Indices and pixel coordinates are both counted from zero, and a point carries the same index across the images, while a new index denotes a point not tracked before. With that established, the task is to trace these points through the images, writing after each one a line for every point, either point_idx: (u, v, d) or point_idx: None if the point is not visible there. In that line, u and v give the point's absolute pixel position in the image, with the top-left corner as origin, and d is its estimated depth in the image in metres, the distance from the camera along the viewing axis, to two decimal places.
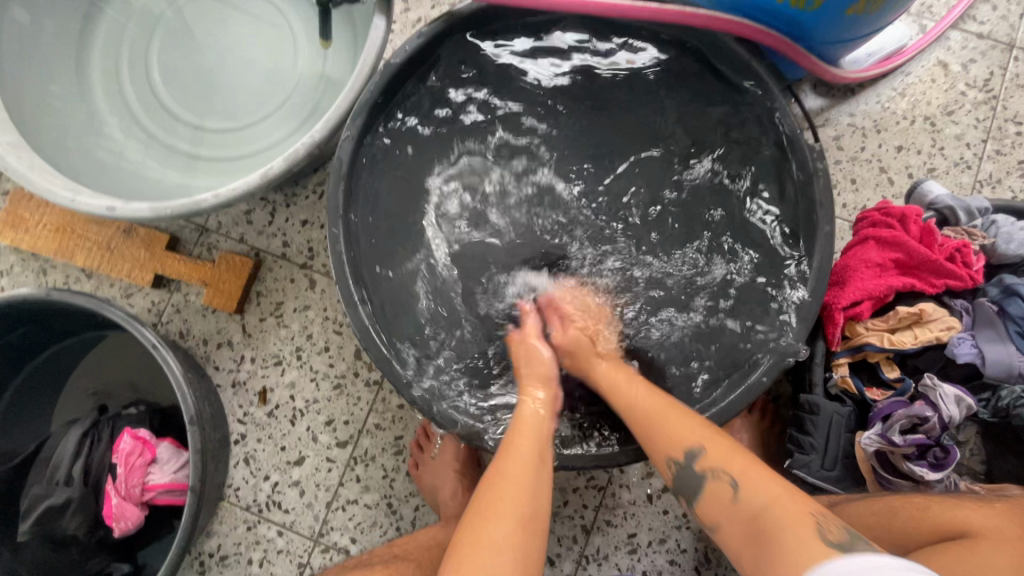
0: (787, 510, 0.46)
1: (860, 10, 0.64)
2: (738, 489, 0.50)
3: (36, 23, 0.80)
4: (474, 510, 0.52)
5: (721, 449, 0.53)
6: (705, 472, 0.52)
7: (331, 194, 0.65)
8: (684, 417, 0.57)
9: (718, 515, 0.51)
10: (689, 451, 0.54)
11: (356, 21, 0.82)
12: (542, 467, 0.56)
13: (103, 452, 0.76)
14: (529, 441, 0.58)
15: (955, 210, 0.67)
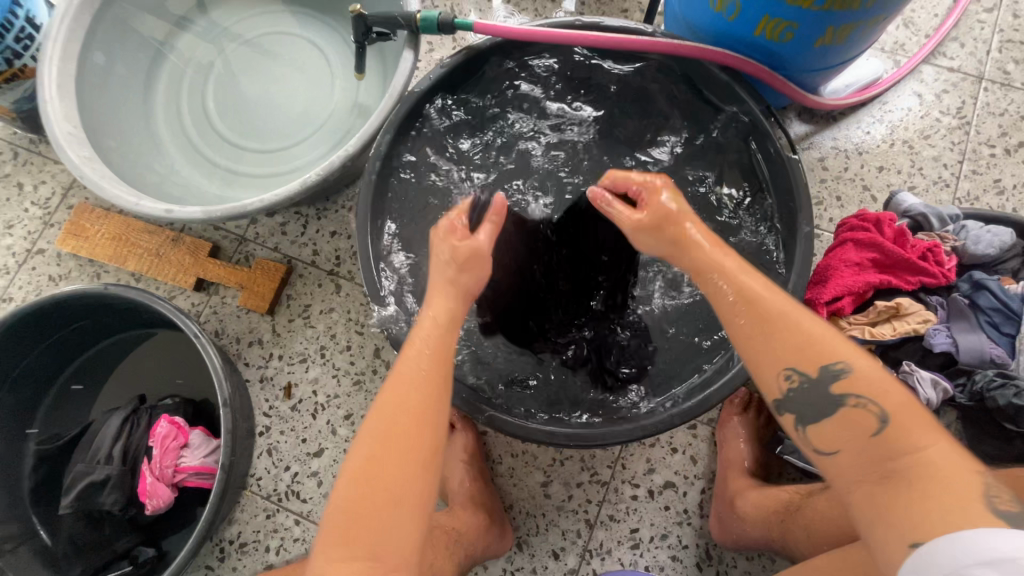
0: (957, 471, 0.42)
1: (829, 42, 0.73)
2: (887, 422, 0.45)
3: (111, 62, 0.94)
4: (355, 475, 0.48)
5: (870, 373, 0.46)
6: (843, 397, 0.46)
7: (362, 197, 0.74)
8: (830, 338, 0.48)
9: (841, 441, 0.46)
10: (830, 368, 0.47)
11: (386, 57, 0.93)
12: (437, 402, 0.51)
13: (140, 435, 0.82)
14: (418, 373, 0.52)
15: (927, 217, 0.73)
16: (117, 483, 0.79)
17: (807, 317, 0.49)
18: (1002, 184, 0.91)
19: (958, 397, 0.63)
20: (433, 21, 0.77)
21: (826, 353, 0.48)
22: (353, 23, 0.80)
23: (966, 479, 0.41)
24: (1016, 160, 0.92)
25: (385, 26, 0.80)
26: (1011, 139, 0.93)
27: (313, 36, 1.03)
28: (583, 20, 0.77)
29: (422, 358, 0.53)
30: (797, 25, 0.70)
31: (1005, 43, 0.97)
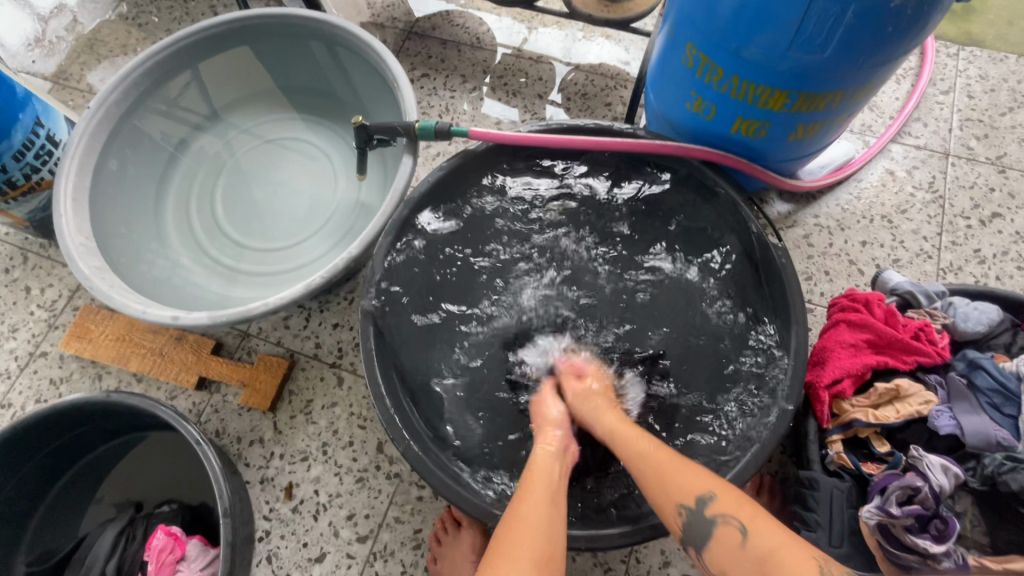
0: (798, 553, 0.45)
1: (801, 136, 0.78)
2: (747, 533, 0.48)
3: (123, 170, 0.98)
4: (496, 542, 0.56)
5: (729, 495, 0.52)
6: (715, 518, 0.51)
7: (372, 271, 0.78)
8: (677, 465, 0.57)
9: (723, 564, 0.49)
10: (698, 497, 0.52)
11: (387, 160, 0.98)
12: (557, 495, 0.61)
13: (136, 548, 0.80)
14: (539, 497, 0.60)
15: (915, 294, 0.75)
16: None
17: (664, 454, 0.59)
18: (982, 254, 0.94)
19: (969, 480, 0.63)
20: (430, 129, 0.82)
21: (686, 488, 0.54)
22: (355, 131, 0.86)
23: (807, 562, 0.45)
24: (993, 230, 0.96)
25: (384, 134, 0.86)
26: (983, 210, 0.97)
27: (318, 141, 1.10)
28: (571, 124, 0.83)
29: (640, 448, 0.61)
30: (770, 124, 0.76)
31: (964, 121, 1.04)
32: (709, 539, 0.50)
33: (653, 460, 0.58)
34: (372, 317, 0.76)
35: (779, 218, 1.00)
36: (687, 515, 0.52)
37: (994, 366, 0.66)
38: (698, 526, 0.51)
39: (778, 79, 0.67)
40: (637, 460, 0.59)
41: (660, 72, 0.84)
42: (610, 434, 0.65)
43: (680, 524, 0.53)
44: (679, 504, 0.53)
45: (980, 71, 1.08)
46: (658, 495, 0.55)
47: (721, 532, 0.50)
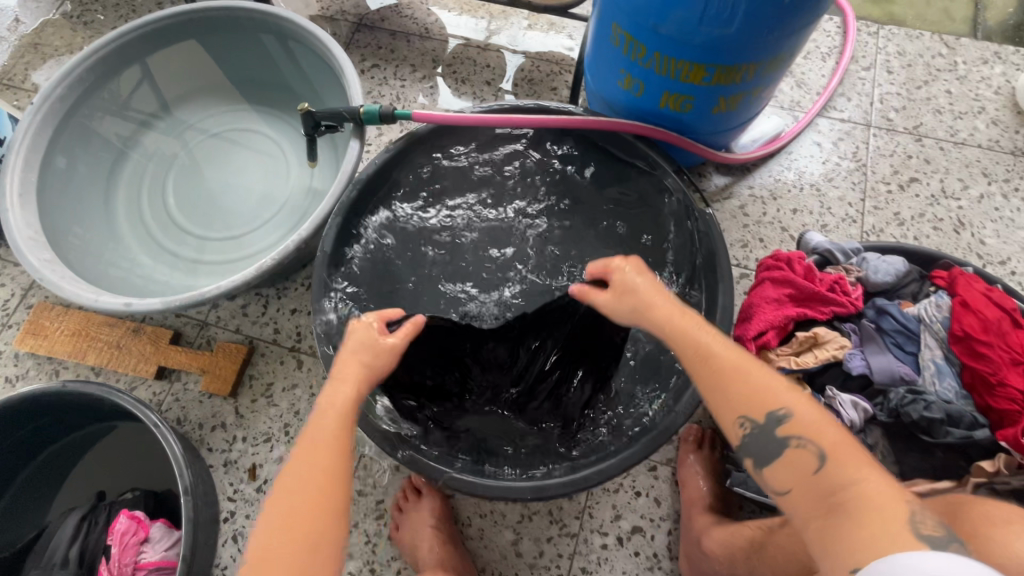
0: (880, 488, 0.45)
1: (724, 109, 0.83)
2: (826, 459, 0.48)
3: (72, 166, 0.99)
4: (267, 529, 0.49)
5: (808, 416, 0.50)
6: (788, 439, 0.50)
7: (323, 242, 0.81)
8: (750, 366, 0.54)
9: (789, 480, 0.49)
10: (772, 415, 0.51)
11: (336, 146, 1.00)
12: (342, 449, 0.55)
13: (98, 534, 0.80)
14: (315, 458, 0.53)
15: (832, 252, 0.81)
16: None
17: (732, 352, 0.56)
18: (901, 217, 1.01)
19: (878, 414, 0.68)
20: (375, 114, 0.85)
21: (768, 400, 0.52)
22: (302, 118, 0.88)
23: (891, 501, 0.44)
24: (911, 194, 1.03)
25: (331, 120, 0.88)
26: (902, 176, 1.04)
27: (270, 133, 1.11)
28: (508, 104, 0.87)
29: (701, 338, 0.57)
30: (694, 97, 0.81)
31: (884, 95, 1.11)
32: (777, 458, 0.50)
33: (723, 356, 0.55)
34: (323, 292, 0.78)
35: (717, 191, 1.05)
36: (751, 427, 0.51)
37: (898, 310, 0.72)
38: (763, 439, 0.51)
39: (695, 53, 0.72)
40: (694, 356, 0.56)
41: (595, 54, 0.88)
42: (666, 314, 0.59)
43: (737, 433, 0.53)
44: (744, 416, 0.52)
45: (898, 48, 1.16)
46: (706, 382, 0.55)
47: (793, 455, 0.49)
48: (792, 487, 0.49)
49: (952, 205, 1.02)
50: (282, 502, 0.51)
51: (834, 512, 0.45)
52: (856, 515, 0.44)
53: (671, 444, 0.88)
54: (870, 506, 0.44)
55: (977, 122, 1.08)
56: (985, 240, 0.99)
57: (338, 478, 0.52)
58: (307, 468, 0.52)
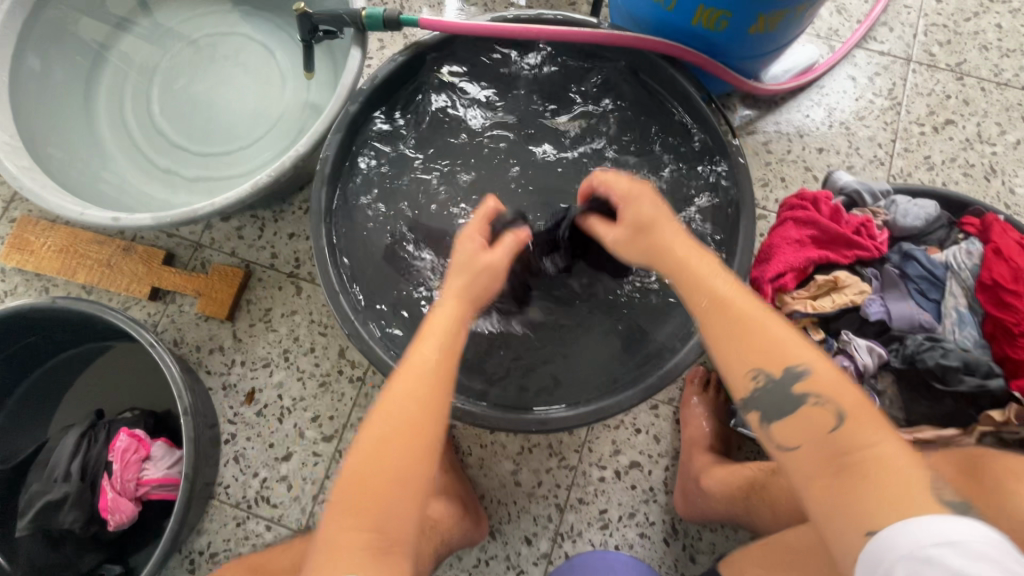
0: (895, 464, 0.41)
1: (762, 29, 0.76)
2: (841, 420, 0.44)
3: (47, 66, 0.91)
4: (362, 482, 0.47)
5: (867, 417, 0.44)
6: (805, 396, 0.46)
7: (322, 158, 0.76)
8: (776, 327, 0.49)
9: (798, 437, 0.46)
10: (790, 369, 0.47)
11: (335, 56, 0.92)
12: (435, 395, 0.51)
13: (99, 451, 0.79)
14: (400, 397, 0.50)
15: (861, 193, 0.77)
16: (77, 500, 0.76)
17: (760, 310, 0.50)
18: (931, 161, 0.96)
19: (892, 360, 0.67)
20: (378, 18, 0.77)
21: (782, 357, 0.47)
22: (297, 21, 0.80)
23: (909, 472, 0.41)
24: (944, 137, 0.97)
25: (329, 24, 0.80)
26: (938, 117, 0.98)
27: (260, 35, 1.01)
28: (525, 15, 0.79)
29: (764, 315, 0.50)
30: (731, 13, 0.73)
31: (930, 26, 1.02)
32: (785, 414, 0.47)
33: (758, 333, 0.49)
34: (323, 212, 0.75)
35: (742, 125, 0.99)
36: (765, 380, 0.47)
37: (925, 257, 0.69)
38: (773, 395, 0.47)
39: None
40: (750, 352, 0.48)
41: None
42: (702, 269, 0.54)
43: (751, 387, 0.48)
44: (759, 369, 0.48)
45: None
46: (719, 321, 0.50)
47: (808, 410, 0.46)
48: (801, 441, 0.46)
49: (985, 150, 0.97)
50: (375, 462, 0.47)
51: (840, 470, 0.43)
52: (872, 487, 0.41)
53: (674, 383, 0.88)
54: (886, 468, 0.41)
55: None
56: (1014, 189, 0.95)
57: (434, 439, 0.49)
58: (399, 415, 0.49)
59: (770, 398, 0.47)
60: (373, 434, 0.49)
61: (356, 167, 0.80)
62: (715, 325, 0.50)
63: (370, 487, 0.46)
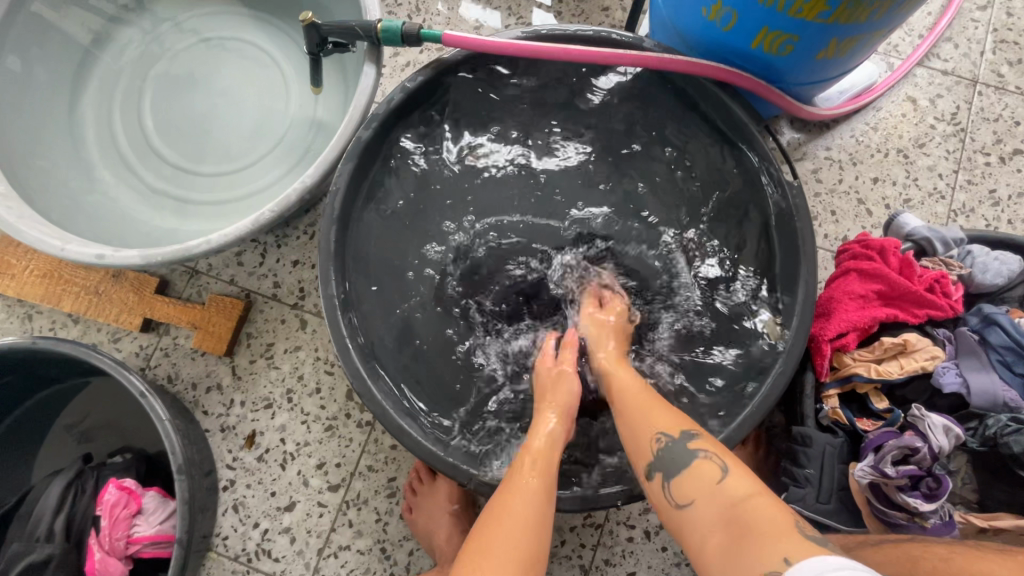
0: (772, 502, 0.46)
1: (831, 55, 0.67)
2: (726, 471, 0.49)
3: (27, 72, 0.82)
4: (486, 520, 0.51)
5: (712, 438, 0.53)
6: (696, 451, 0.52)
7: (331, 192, 0.68)
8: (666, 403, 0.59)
9: (692, 492, 0.49)
10: (684, 431, 0.54)
11: (346, 68, 0.83)
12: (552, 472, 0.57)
13: (86, 504, 0.73)
14: (534, 470, 0.57)
15: (932, 241, 0.68)
16: (61, 561, 0.70)
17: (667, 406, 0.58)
18: (996, 196, 0.88)
19: (969, 440, 0.60)
20: (396, 31, 0.68)
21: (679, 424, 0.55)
22: (305, 33, 0.71)
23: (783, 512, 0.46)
24: (1012, 168, 0.89)
25: (341, 37, 0.71)
26: (1005, 146, 0.90)
27: (263, 40, 0.92)
28: (561, 32, 0.70)
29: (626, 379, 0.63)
30: (799, 38, 0.64)
31: (998, 43, 0.93)
32: (683, 467, 0.51)
33: (642, 398, 0.60)
34: (332, 255, 0.67)
35: (789, 149, 0.90)
36: (665, 441, 0.53)
37: (1010, 322, 0.61)
38: (674, 457, 0.52)
39: None
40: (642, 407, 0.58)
41: None
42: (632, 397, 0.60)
43: (653, 449, 0.54)
44: (660, 432, 0.54)
45: None
46: (627, 427, 0.57)
47: (696, 464, 0.51)
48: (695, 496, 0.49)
49: None
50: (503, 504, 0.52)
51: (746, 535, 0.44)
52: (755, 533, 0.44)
53: None
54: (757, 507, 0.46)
55: None
56: None
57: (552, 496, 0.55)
58: (521, 491, 0.53)
59: (671, 457, 0.52)
60: (506, 488, 0.55)
61: (367, 199, 0.72)
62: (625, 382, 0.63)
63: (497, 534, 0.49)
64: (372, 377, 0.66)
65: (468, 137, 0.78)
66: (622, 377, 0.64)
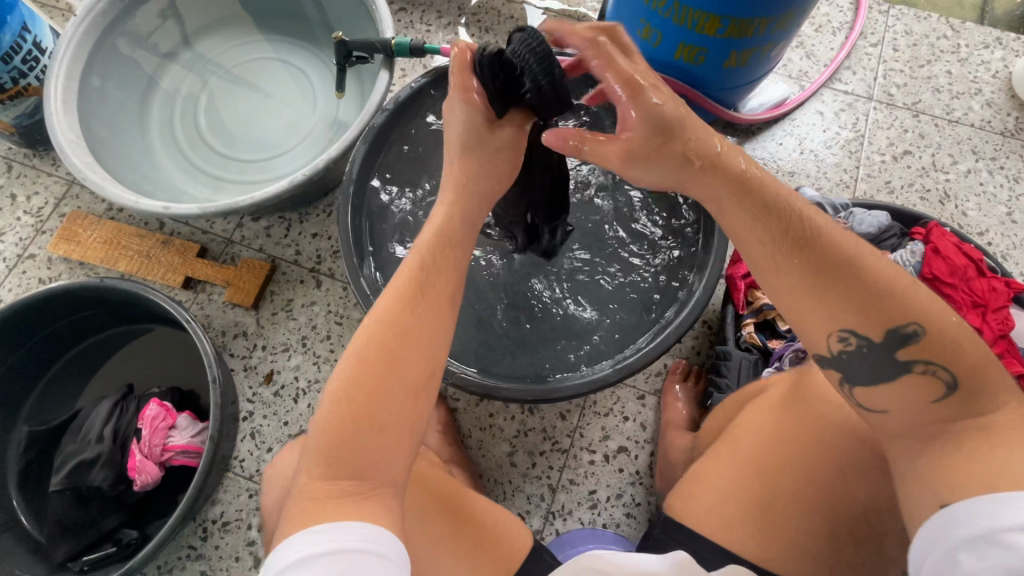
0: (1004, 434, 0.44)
1: (735, 63, 0.88)
2: (953, 390, 0.45)
3: (109, 79, 1.03)
4: (350, 381, 0.51)
5: (945, 338, 0.45)
6: (911, 364, 0.46)
7: (351, 163, 0.88)
8: (890, 282, 0.47)
9: (885, 403, 0.49)
10: (902, 332, 0.46)
11: (364, 79, 1.05)
12: (427, 301, 0.56)
13: (130, 419, 0.86)
14: (404, 304, 0.54)
15: (823, 205, 0.87)
16: (108, 461, 0.83)
17: (885, 278, 0.47)
18: (891, 186, 1.08)
19: None
20: (406, 46, 0.90)
21: (898, 315, 0.46)
22: (335, 48, 0.92)
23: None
24: (903, 165, 1.09)
25: (363, 51, 0.93)
26: (897, 148, 1.10)
27: (296, 62, 1.15)
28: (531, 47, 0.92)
29: (859, 253, 0.48)
30: (707, 50, 0.86)
31: (888, 71, 1.16)
32: (884, 383, 0.49)
33: (868, 265, 0.48)
34: (350, 214, 0.87)
35: None
36: (854, 344, 0.49)
37: (877, 256, 0.79)
38: (873, 360, 0.48)
39: (712, 4, 0.77)
40: (837, 292, 0.48)
41: (615, 6, 0.93)
42: (804, 236, 0.50)
43: (840, 349, 0.50)
44: (847, 331, 0.49)
45: (906, 27, 1.20)
46: (812, 306, 0.50)
47: (913, 378, 0.47)
48: (890, 408, 0.49)
49: (939, 177, 1.08)
50: (364, 360, 0.51)
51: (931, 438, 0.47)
52: (974, 463, 0.43)
53: (659, 375, 0.95)
54: (985, 438, 0.44)
55: (972, 102, 1.14)
56: (967, 212, 1.06)
57: (421, 331, 0.54)
58: (388, 346, 0.52)
59: (864, 362, 0.49)
60: (367, 335, 0.53)
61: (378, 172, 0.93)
62: (769, 238, 0.52)
63: (359, 400, 0.50)
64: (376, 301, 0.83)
65: None
66: (840, 246, 0.49)
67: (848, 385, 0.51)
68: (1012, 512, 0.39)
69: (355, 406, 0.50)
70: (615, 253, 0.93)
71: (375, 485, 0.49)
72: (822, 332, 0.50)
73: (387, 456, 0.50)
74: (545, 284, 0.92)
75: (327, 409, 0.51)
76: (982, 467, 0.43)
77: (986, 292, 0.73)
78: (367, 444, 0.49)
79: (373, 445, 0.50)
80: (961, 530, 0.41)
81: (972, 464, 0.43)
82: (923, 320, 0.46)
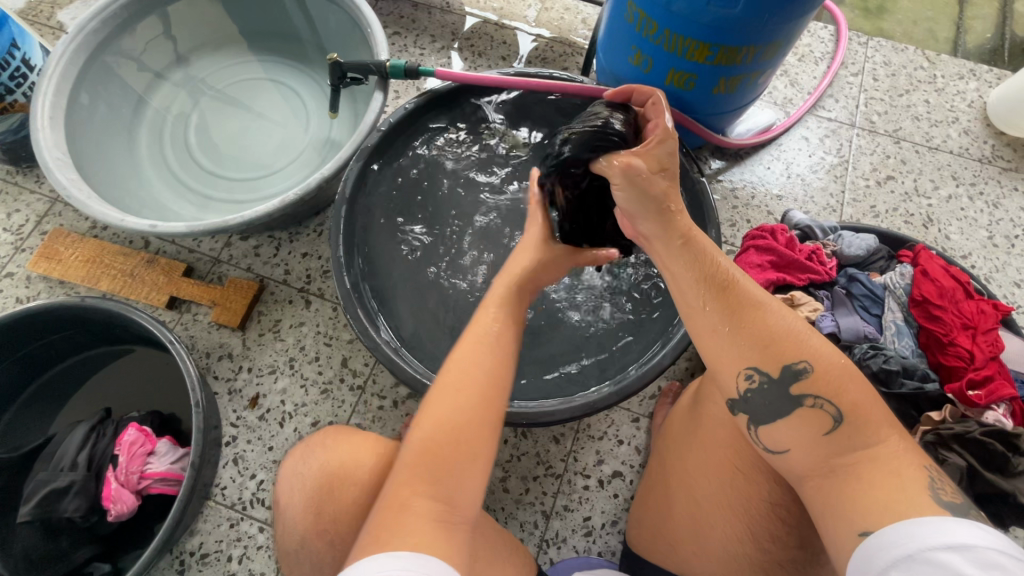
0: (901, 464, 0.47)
1: (724, 89, 0.90)
2: (842, 421, 0.48)
3: (98, 96, 1.02)
4: (435, 409, 0.52)
5: (830, 373, 0.49)
6: (804, 399, 0.50)
7: (344, 182, 0.87)
8: (788, 330, 0.51)
9: (784, 440, 0.52)
10: (794, 370, 0.50)
11: (358, 100, 1.05)
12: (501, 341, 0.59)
13: (106, 444, 0.83)
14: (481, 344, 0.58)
15: (813, 227, 0.88)
16: (80, 488, 0.79)
17: (781, 322, 0.52)
18: (877, 210, 1.10)
19: None
20: (400, 68, 0.90)
21: (790, 354, 0.51)
22: (329, 69, 0.93)
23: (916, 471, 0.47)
24: (887, 189, 1.12)
25: (358, 72, 0.93)
26: (880, 173, 1.13)
27: (289, 82, 1.15)
28: (525, 70, 0.93)
29: (771, 308, 0.53)
30: (697, 76, 0.87)
31: (869, 100, 1.20)
32: (782, 418, 0.51)
33: (774, 319, 0.52)
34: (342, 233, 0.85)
35: (712, 173, 1.12)
36: (757, 380, 0.52)
37: (866, 278, 0.80)
38: (770, 396, 0.51)
39: (702, 31, 0.78)
40: (740, 334, 0.52)
41: (607, 33, 0.95)
42: (714, 284, 0.55)
43: (744, 387, 0.53)
44: (751, 370, 0.52)
45: (885, 58, 1.24)
46: (714, 350, 0.54)
47: (806, 413, 0.50)
48: (790, 445, 0.52)
49: (922, 202, 1.11)
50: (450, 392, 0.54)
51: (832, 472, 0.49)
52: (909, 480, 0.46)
53: (653, 398, 0.94)
54: (882, 468, 0.47)
55: (950, 130, 1.17)
56: (950, 236, 1.08)
57: (497, 368, 0.57)
58: (470, 378, 0.54)
59: (765, 397, 0.51)
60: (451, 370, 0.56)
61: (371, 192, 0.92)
62: (687, 291, 0.56)
63: (448, 427, 0.51)
64: (369, 323, 0.81)
65: (453, 151, 0.99)
66: (747, 297, 0.53)
67: (754, 426, 0.54)
68: (942, 539, 0.41)
69: (444, 434, 0.51)
70: (608, 276, 0.94)
71: (462, 519, 0.49)
72: (727, 372, 0.54)
73: (467, 489, 0.50)
74: (539, 305, 0.92)
75: (418, 437, 0.51)
76: (875, 489, 0.46)
77: (975, 313, 0.75)
78: (456, 472, 0.50)
79: (461, 476, 0.50)
80: (892, 552, 0.43)
81: (873, 490, 0.46)
82: (811, 356, 0.50)
